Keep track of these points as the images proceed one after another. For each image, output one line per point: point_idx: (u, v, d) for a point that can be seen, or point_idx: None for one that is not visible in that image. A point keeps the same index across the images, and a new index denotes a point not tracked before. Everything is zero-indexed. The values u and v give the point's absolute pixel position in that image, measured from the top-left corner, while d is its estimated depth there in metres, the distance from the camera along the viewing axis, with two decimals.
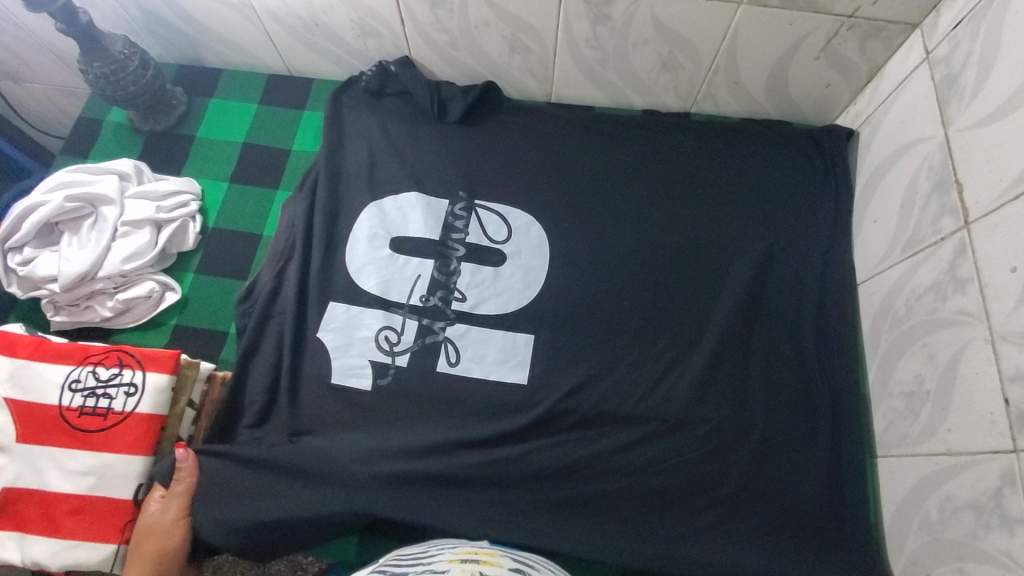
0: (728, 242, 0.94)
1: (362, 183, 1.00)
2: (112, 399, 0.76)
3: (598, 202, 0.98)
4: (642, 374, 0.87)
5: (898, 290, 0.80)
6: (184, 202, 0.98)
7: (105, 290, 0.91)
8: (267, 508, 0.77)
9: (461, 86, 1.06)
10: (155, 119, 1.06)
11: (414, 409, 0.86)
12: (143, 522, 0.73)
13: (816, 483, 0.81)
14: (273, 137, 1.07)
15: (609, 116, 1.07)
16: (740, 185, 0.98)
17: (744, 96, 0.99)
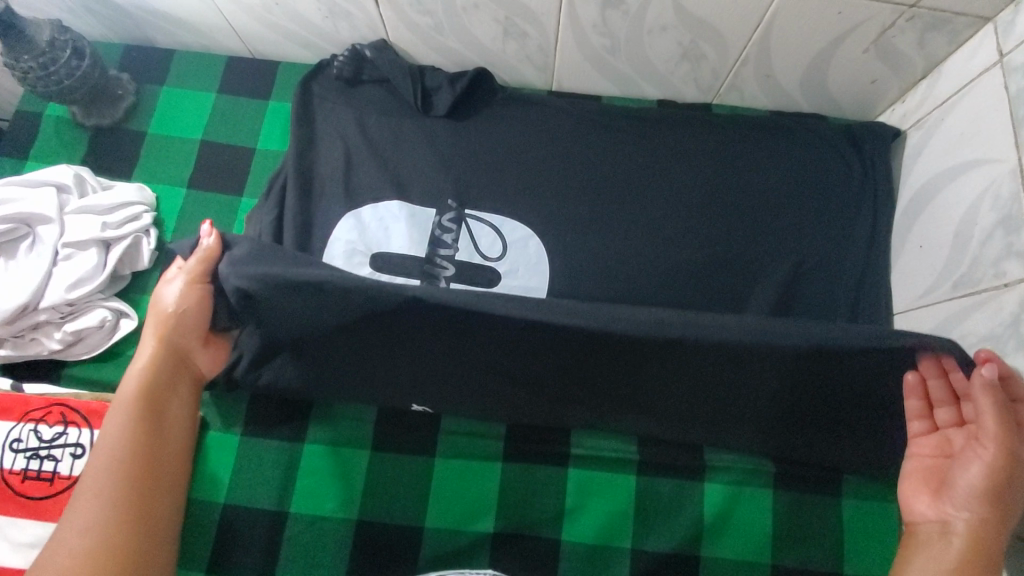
0: (753, 259, 0.83)
1: (337, 187, 0.87)
2: (58, 461, 0.68)
3: (607, 211, 0.86)
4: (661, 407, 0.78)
5: (946, 330, 0.71)
6: (136, 215, 0.87)
7: (51, 321, 0.81)
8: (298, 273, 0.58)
9: (449, 73, 0.93)
10: (100, 114, 0.93)
11: (403, 452, 0.80)
12: (159, 292, 0.68)
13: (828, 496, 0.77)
14: (237, 132, 0.94)
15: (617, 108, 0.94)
16: (767, 191, 0.86)
17: (773, 89, 0.87)
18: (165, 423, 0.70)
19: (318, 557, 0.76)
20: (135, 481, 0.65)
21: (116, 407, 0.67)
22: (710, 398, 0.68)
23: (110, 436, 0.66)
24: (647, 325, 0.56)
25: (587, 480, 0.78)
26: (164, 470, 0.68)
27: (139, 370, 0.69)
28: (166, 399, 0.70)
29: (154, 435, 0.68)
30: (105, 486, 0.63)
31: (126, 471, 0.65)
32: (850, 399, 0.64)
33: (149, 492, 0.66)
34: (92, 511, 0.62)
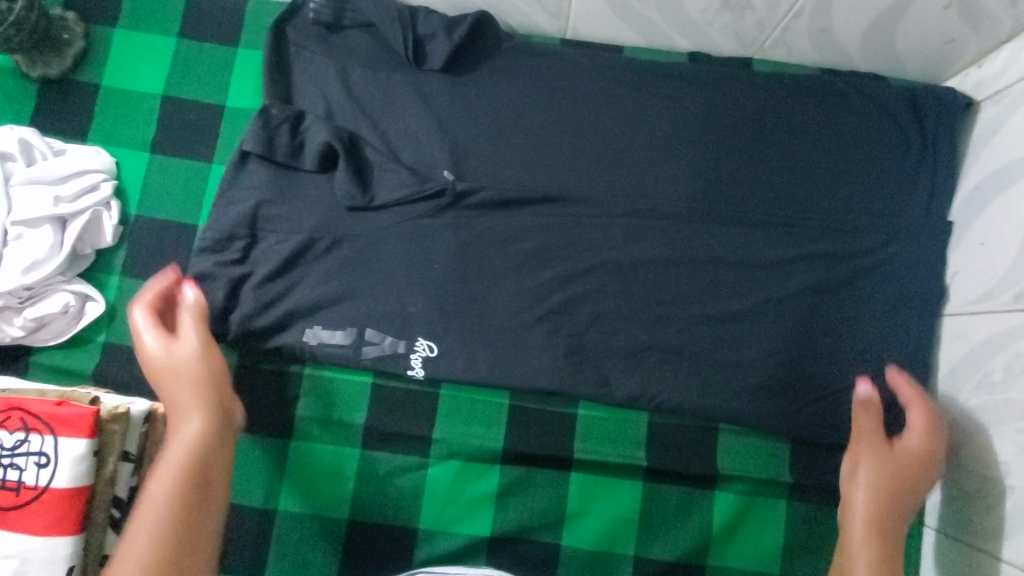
0: (789, 246, 0.74)
1: (311, 155, 0.75)
2: (23, 471, 0.63)
3: (626, 188, 0.76)
4: (681, 401, 0.72)
5: (1004, 343, 0.65)
6: (94, 184, 0.77)
7: (10, 306, 0.73)
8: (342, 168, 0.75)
9: (446, 18, 0.79)
10: (46, 63, 0.80)
11: (399, 450, 0.75)
12: (186, 353, 0.64)
13: None
14: (202, 85, 0.83)
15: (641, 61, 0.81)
16: (807, 167, 0.76)
17: (828, 47, 0.77)
18: (218, 464, 0.59)
19: (311, 555, 0.74)
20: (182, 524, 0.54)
21: (171, 449, 0.58)
22: (712, 336, 0.73)
23: (157, 488, 0.55)
24: (617, 230, 0.75)
25: (590, 485, 0.74)
26: (209, 519, 0.57)
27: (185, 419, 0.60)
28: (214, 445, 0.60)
29: (204, 473, 0.58)
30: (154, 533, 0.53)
31: (176, 521, 0.54)
32: (820, 312, 0.73)
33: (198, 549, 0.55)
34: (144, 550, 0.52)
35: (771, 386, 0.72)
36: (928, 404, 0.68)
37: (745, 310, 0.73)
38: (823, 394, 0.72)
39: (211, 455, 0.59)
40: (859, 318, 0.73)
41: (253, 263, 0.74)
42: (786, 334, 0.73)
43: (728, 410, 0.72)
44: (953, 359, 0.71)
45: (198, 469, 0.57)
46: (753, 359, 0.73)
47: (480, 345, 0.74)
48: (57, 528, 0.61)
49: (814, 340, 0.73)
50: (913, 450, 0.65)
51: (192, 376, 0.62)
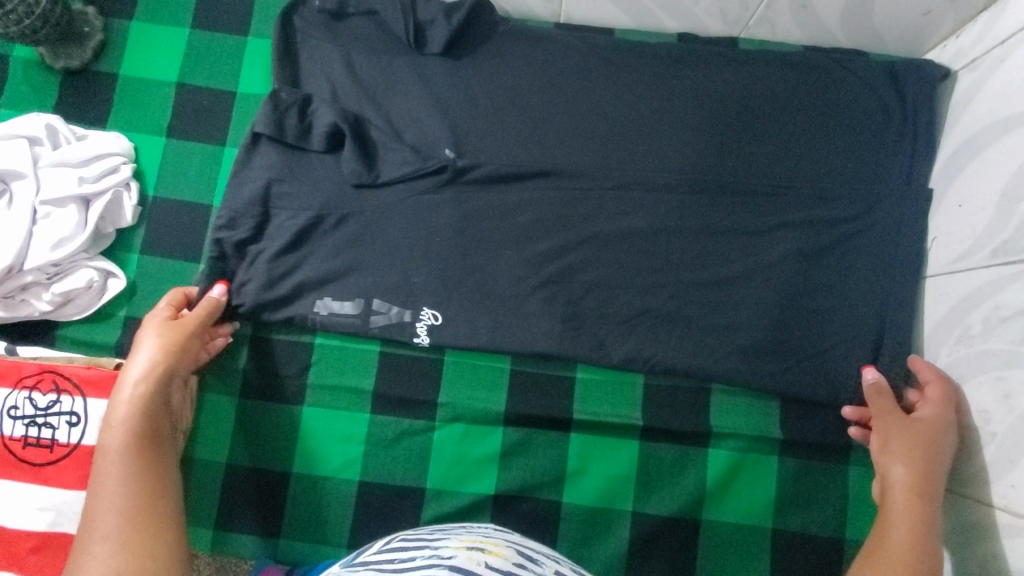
0: (775, 213, 0.77)
1: (319, 136, 0.79)
2: (55, 429, 0.67)
3: (619, 161, 0.79)
4: (676, 362, 0.76)
5: (981, 297, 0.68)
6: (115, 167, 0.81)
7: (38, 282, 0.77)
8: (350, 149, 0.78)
9: (445, 4, 0.83)
10: (68, 54, 0.85)
11: (406, 414, 0.79)
12: (141, 339, 0.70)
13: (841, 450, 0.76)
14: (215, 73, 0.87)
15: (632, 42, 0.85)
16: (792, 138, 0.79)
17: (811, 23, 0.80)
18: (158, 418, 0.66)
19: (325, 515, 0.77)
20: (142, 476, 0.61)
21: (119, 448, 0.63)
22: (703, 300, 0.76)
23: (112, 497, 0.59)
24: (613, 205, 0.78)
25: (588, 445, 0.77)
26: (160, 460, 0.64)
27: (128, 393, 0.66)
28: (158, 410, 0.67)
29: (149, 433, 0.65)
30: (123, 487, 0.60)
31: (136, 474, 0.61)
32: (809, 275, 0.76)
33: (161, 484, 0.62)
34: (117, 495, 0.59)
35: (762, 346, 0.75)
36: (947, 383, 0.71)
37: (736, 274, 0.76)
38: (812, 355, 0.75)
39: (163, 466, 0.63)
40: (847, 280, 0.76)
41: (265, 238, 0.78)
42: (775, 297, 0.76)
43: (721, 370, 0.75)
44: (936, 316, 0.75)
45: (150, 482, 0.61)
46: (744, 321, 0.76)
47: (482, 313, 0.77)
48: (89, 481, 0.66)
49: (802, 303, 0.76)
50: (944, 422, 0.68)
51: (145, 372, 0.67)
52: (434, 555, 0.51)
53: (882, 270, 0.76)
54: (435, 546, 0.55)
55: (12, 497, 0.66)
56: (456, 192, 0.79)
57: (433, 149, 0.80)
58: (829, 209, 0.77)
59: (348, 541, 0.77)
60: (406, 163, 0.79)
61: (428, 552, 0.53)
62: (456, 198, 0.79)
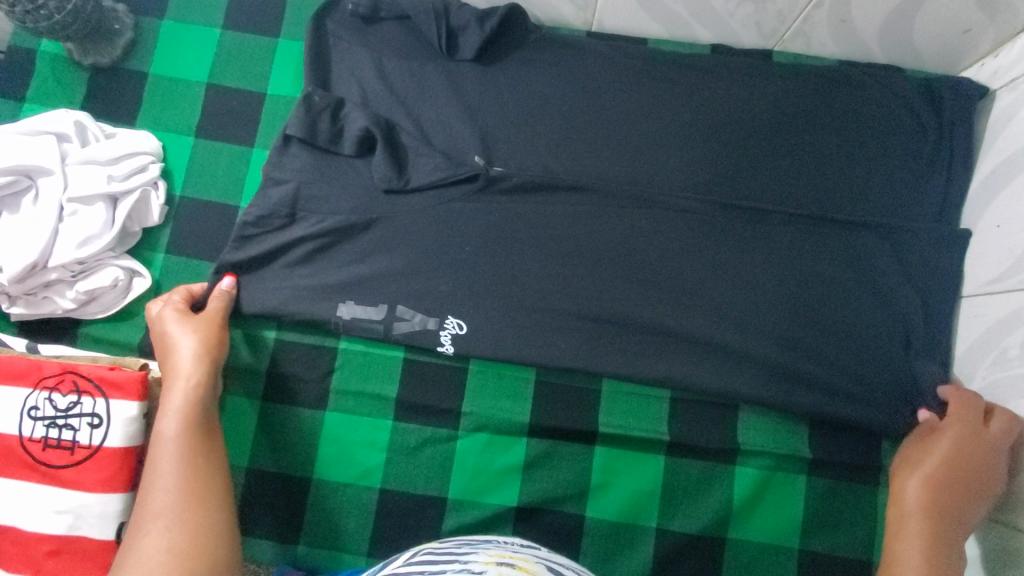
0: (809, 229, 0.76)
1: (351, 140, 0.79)
2: (77, 431, 0.66)
3: (651, 173, 0.79)
4: (705, 377, 0.75)
5: (1019, 321, 0.67)
6: (142, 166, 0.81)
7: (63, 279, 0.77)
8: (381, 155, 0.78)
9: (478, 10, 0.82)
10: (98, 51, 0.85)
11: (430, 423, 0.78)
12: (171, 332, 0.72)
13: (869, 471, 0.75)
14: (244, 74, 0.87)
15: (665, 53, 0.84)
16: (827, 153, 0.78)
17: (847, 38, 0.79)
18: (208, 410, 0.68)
19: (344, 523, 0.77)
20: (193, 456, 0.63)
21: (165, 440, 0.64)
22: (733, 315, 0.75)
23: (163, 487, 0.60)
24: (644, 217, 0.78)
25: (613, 459, 0.76)
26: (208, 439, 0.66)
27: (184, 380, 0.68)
28: (207, 398, 0.69)
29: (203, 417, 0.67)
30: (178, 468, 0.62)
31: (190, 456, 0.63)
32: (842, 293, 0.75)
33: (213, 465, 0.64)
34: (171, 476, 0.61)
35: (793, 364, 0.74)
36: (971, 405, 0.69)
37: (768, 290, 0.75)
38: (846, 374, 0.74)
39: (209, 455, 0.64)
40: (881, 298, 0.75)
41: (293, 241, 0.77)
42: (805, 314, 0.75)
43: (752, 387, 0.74)
44: (969, 337, 0.74)
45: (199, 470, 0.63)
46: (776, 338, 0.74)
47: (509, 322, 0.76)
48: (110, 484, 0.65)
49: (836, 320, 0.74)
50: (992, 439, 0.67)
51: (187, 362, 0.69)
52: (465, 569, 0.50)
53: (917, 290, 0.75)
54: (464, 560, 0.55)
55: (33, 497, 0.65)
56: (485, 201, 0.79)
57: (464, 155, 0.80)
58: (863, 226, 0.76)
59: (367, 549, 0.76)
60: (436, 170, 0.78)
61: (458, 565, 0.52)
62: (485, 207, 0.78)
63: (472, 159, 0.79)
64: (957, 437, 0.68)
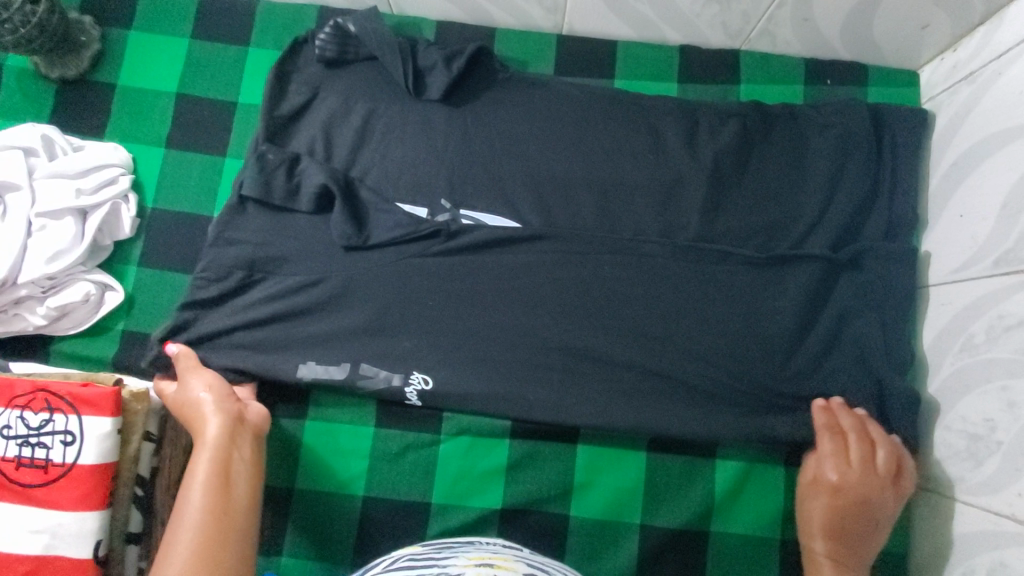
0: (779, 228, 0.79)
1: (307, 197, 0.78)
2: (50, 449, 0.64)
3: (622, 177, 0.81)
4: (687, 373, 0.75)
5: (985, 308, 0.69)
6: (113, 179, 0.80)
7: (32, 295, 0.76)
8: None
9: (444, 51, 0.83)
10: (65, 64, 0.84)
11: (413, 427, 0.78)
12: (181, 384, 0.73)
13: None
14: (214, 85, 0.86)
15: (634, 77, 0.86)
16: (792, 154, 0.81)
17: (811, 36, 0.81)
18: (240, 447, 0.68)
19: (328, 532, 0.76)
20: (221, 480, 0.65)
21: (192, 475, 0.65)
22: (707, 310, 0.77)
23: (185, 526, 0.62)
24: (615, 223, 0.80)
25: (595, 457, 0.77)
26: (236, 464, 0.67)
27: (208, 415, 0.69)
28: (238, 435, 0.69)
29: (231, 441, 0.68)
30: (202, 492, 0.64)
31: (214, 483, 0.64)
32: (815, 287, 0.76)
33: (241, 502, 0.65)
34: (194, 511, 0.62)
35: (770, 356, 0.75)
36: (853, 421, 0.72)
37: (743, 284, 0.77)
38: (819, 365, 0.75)
39: (235, 489, 0.65)
40: (854, 291, 0.76)
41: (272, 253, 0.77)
42: (778, 309, 0.76)
43: (731, 381, 0.75)
44: (940, 324, 0.75)
45: (221, 510, 0.63)
46: (753, 333, 0.76)
47: (489, 327, 0.77)
48: (86, 502, 0.63)
49: (808, 313, 0.76)
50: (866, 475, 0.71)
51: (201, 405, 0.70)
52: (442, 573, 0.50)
53: (886, 281, 0.76)
54: (440, 564, 0.54)
55: (3, 519, 0.63)
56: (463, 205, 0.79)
57: (423, 213, 0.80)
58: (830, 222, 0.78)
59: (353, 558, 0.76)
60: None
61: (433, 569, 0.52)
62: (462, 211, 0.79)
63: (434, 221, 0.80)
64: (843, 466, 0.71)
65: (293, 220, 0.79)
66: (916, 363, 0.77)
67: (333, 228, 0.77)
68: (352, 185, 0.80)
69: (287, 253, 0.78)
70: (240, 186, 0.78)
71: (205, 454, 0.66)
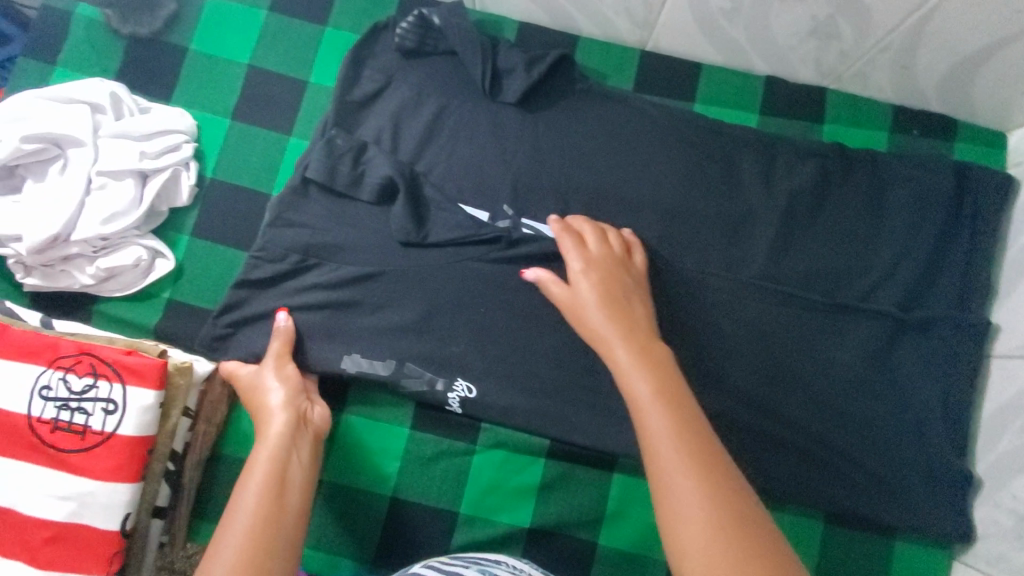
0: (848, 277, 0.76)
1: (371, 188, 0.77)
2: (89, 415, 0.63)
3: (692, 204, 0.78)
4: (738, 415, 0.73)
5: None
6: (176, 145, 0.79)
7: (83, 254, 0.75)
8: None
9: (525, 54, 0.81)
10: (138, 21, 0.83)
11: (448, 433, 0.76)
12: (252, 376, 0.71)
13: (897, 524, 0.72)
14: (287, 61, 0.85)
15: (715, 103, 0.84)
16: (870, 202, 0.78)
17: (906, 83, 0.78)
18: (300, 452, 0.65)
19: (351, 529, 0.75)
20: (278, 480, 0.61)
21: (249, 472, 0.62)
22: (765, 351, 0.74)
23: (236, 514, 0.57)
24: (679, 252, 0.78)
25: (631, 489, 0.75)
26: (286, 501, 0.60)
27: (273, 413, 0.67)
28: (303, 439, 0.66)
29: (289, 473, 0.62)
30: (248, 517, 0.57)
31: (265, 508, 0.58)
32: (877, 342, 0.74)
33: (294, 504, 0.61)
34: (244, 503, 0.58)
35: (821, 407, 0.74)
36: None
37: (804, 329, 0.75)
38: (872, 423, 0.73)
39: (290, 489, 0.61)
40: (914, 352, 0.74)
41: (329, 240, 0.76)
42: (837, 359, 0.74)
43: (780, 427, 0.73)
44: (1001, 398, 0.73)
45: (274, 508, 0.58)
46: (809, 382, 0.74)
47: (539, 342, 0.75)
48: (120, 474, 0.62)
49: (865, 369, 0.74)
50: None
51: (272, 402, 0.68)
52: None
53: (951, 346, 0.74)
54: None
55: (34, 480, 0.62)
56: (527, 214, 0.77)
57: (484, 217, 0.78)
58: (901, 277, 0.76)
59: (372, 558, 0.74)
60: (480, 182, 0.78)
61: None
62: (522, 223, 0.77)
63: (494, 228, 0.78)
64: None
65: (352, 209, 0.77)
66: (969, 434, 0.75)
67: (394, 222, 0.76)
68: (416, 180, 0.78)
69: (343, 242, 0.76)
70: (305, 168, 0.77)
71: (264, 450, 0.63)
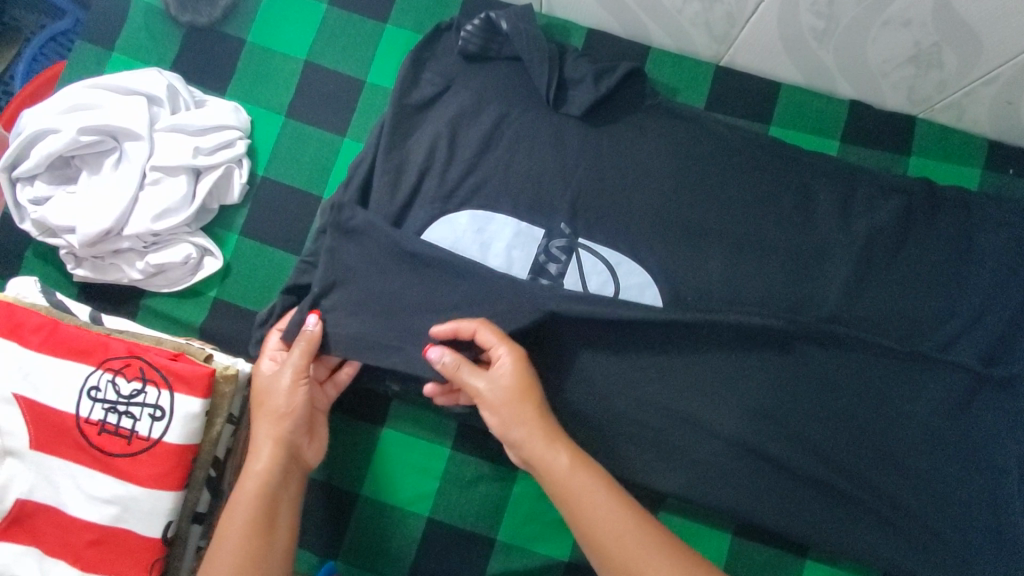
0: (925, 324, 0.72)
1: (425, 198, 0.74)
2: (136, 420, 0.62)
3: (761, 235, 0.74)
4: (795, 465, 0.69)
5: None
6: (230, 142, 0.77)
7: (134, 249, 0.74)
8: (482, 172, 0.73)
9: (594, 65, 0.77)
10: (198, 10, 0.81)
11: (490, 456, 0.74)
12: (255, 429, 0.65)
13: None
14: (346, 58, 0.82)
15: (791, 127, 0.80)
16: (955, 244, 0.73)
17: (1006, 118, 0.73)
18: (289, 475, 0.65)
19: (385, 548, 0.73)
20: (265, 518, 0.61)
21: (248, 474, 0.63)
22: (829, 400, 0.70)
23: (226, 549, 0.59)
24: (744, 285, 0.73)
25: (676, 529, 0.74)
26: (280, 500, 0.63)
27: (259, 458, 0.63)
28: (283, 492, 0.63)
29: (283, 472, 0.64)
30: None
31: (259, 520, 0.61)
32: (953, 398, 0.70)
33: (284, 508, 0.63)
34: (232, 542, 0.59)
35: (886, 462, 0.69)
36: None
37: (874, 377, 0.70)
38: (939, 483, 0.69)
39: (274, 499, 0.62)
40: (993, 409, 0.69)
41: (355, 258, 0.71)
42: (907, 411, 0.70)
43: (840, 482, 0.69)
44: None
45: (263, 522, 0.61)
46: (874, 433, 0.70)
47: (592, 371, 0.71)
48: (163, 482, 0.61)
49: (936, 425, 0.69)
50: None
51: (253, 477, 0.62)
52: None
53: None
54: None
55: (79, 481, 0.62)
56: (586, 234, 0.74)
57: (540, 234, 0.74)
58: (982, 326, 0.71)
59: None
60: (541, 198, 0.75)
61: None
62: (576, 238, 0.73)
63: (550, 247, 0.74)
64: None
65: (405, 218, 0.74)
66: None
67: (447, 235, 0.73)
68: (473, 192, 0.75)
69: None
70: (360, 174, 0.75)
71: (254, 482, 0.62)
